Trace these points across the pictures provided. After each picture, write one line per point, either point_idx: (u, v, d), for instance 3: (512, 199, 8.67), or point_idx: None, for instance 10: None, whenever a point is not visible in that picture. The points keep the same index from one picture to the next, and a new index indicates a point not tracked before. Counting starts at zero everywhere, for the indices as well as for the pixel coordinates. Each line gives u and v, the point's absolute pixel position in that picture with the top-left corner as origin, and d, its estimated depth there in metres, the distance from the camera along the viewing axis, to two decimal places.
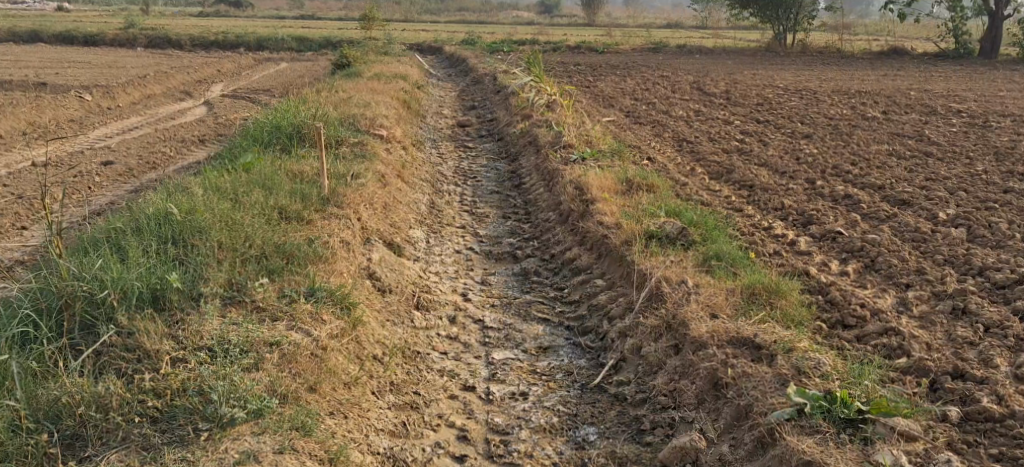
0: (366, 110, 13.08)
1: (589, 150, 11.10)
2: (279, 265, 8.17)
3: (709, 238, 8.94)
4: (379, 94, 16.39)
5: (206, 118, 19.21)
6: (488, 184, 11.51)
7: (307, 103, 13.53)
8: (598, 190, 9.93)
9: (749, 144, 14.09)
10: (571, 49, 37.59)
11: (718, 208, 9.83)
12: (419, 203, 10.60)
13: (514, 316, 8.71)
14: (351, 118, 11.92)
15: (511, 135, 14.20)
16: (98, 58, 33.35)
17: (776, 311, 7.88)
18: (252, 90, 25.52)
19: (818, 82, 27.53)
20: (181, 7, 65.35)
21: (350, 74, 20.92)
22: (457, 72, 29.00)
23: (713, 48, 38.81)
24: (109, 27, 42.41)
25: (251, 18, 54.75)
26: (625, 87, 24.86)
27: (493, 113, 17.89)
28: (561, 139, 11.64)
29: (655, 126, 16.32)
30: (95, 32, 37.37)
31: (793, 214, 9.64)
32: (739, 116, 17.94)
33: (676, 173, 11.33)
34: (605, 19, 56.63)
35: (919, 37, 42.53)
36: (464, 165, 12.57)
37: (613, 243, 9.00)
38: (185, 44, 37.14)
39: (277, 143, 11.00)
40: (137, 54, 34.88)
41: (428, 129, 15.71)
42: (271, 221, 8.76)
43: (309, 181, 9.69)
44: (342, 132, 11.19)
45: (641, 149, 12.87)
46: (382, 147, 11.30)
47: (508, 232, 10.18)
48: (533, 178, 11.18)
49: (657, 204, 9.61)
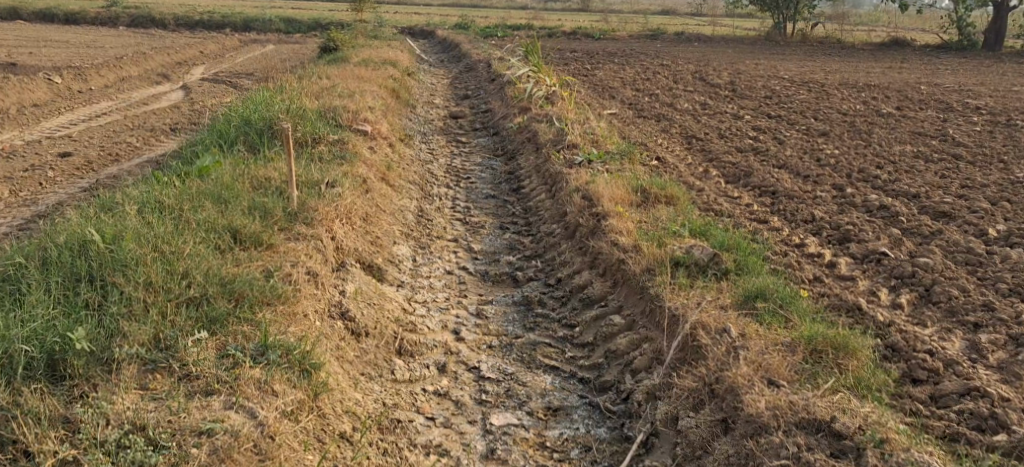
0: (347, 100, 12.01)
1: (596, 152, 10.09)
2: (222, 313, 7.01)
3: (743, 265, 7.93)
4: (365, 83, 15.33)
5: (182, 104, 18.10)
6: (484, 186, 10.49)
7: (285, 92, 12.46)
8: (610, 202, 8.89)
9: (762, 142, 13.05)
10: (567, 36, 36.48)
11: (741, 220, 8.82)
12: (406, 211, 9.61)
13: (516, 362, 7.68)
14: (330, 110, 10.82)
15: (507, 129, 13.17)
16: (77, 37, 32.09)
17: (831, 361, 6.93)
18: (235, 74, 24.41)
19: (823, 73, 26.50)
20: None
21: (336, 60, 19.80)
22: (449, 58, 27.89)
23: (712, 36, 37.77)
24: (92, 5, 41.07)
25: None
26: (623, 76, 23.78)
27: (486, 104, 16.84)
28: (563, 137, 10.63)
29: (660, 120, 15.28)
30: (77, 10, 36.10)
31: (827, 228, 8.66)
32: (747, 110, 16.89)
33: (688, 174, 10.36)
34: (600, 5, 55.49)
35: (919, 28, 41.48)
36: (456, 162, 11.54)
37: (633, 273, 7.97)
38: (169, 24, 35.88)
39: (244, 141, 9.89)
40: (119, 34, 33.68)
41: (417, 121, 14.66)
42: (221, 251, 7.62)
43: (272, 192, 8.60)
44: (315, 129, 10.04)
45: (649, 148, 11.86)
46: (361, 144, 10.21)
47: (507, 247, 9.18)
48: (534, 182, 10.16)
49: (679, 221, 8.62)
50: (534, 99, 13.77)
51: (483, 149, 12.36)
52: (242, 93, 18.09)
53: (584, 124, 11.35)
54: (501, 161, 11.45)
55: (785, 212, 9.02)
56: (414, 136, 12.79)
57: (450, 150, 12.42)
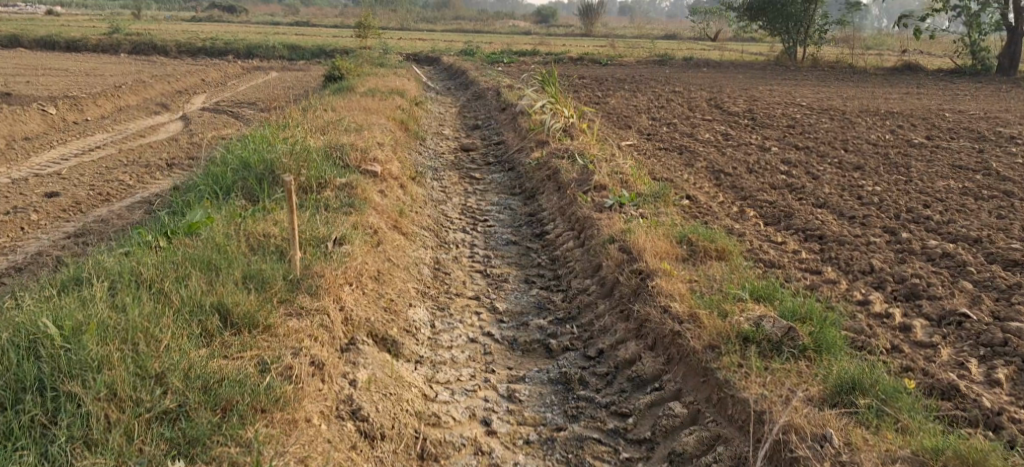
0: (352, 135, 11.26)
1: (627, 194, 9.45)
2: (204, 431, 6.25)
3: (814, 332, 7.18)
4: (372, 115, 14.56)
5: (180, 136, 17.33)
6: (502, 230, 9.80)
7: (288, 126, 11.71)
8: (653, 258, 8.18)
9: (796, 177, 12.26)
10: (574, 61, 35.77)
11: (793, 272, 8.14)
12: (421, 264, 8.87)
13: (562, 463, 6.83)
14: (335, 147, 10.09)
15: (524, 163, 12.39)
16: (75, 65, 31.41)
17: (930, 456, 6.20)
18: (236, 103, 23.66)
19: (842, 99, 25.75)
20: (175, 12, 63.86)
21: (340, 90, 19.05)
22: (456, 85, 27.17)
23: (722, 60, 37.07)
24: (93, 32, 40.50)
25: (244, 24, 52.98)
26: (636, 103, 23.02)
27: (498, 135, 16.08)
28: (589, 177, 9.97)
29: (684, 153, 14.51)
30: (78, 37, 35.49)
31: (891, 282, 7.95)
32: (771, 141, 16.10)
33: (727, 215, 9.73)
34: (605, 30, 54.88)
35: (931, 53, 40.60)
36: (470, 201, 10.75)
37: (692, 351, 7.19)
38: (171, 51, 35.22)
39: (241, 189, 9.10)
40: (120, 61, 33.02)
41: (427, 155, 13.88)
42: (208, 338, 6.90)
43: (272, 256, 7.86)
44: (320, 174, 9.30)
45: (680, 187, 11.12)
46: (372, 189, 9.46)
47: (535, 307, 8.43)
48: (559, 230, 9.47)
49: (733, 277, 7.90)
50: (551, 132, 13.00)
51: (498, 186, 11.62)
52: (244, 125, 17.33)
53: (609, 162, 10.64)
54: (519, 199, 10.76)
55: (839, 261, 8.36)
56: (422, 171, 11.99)
57: (462, 186, 11.65)
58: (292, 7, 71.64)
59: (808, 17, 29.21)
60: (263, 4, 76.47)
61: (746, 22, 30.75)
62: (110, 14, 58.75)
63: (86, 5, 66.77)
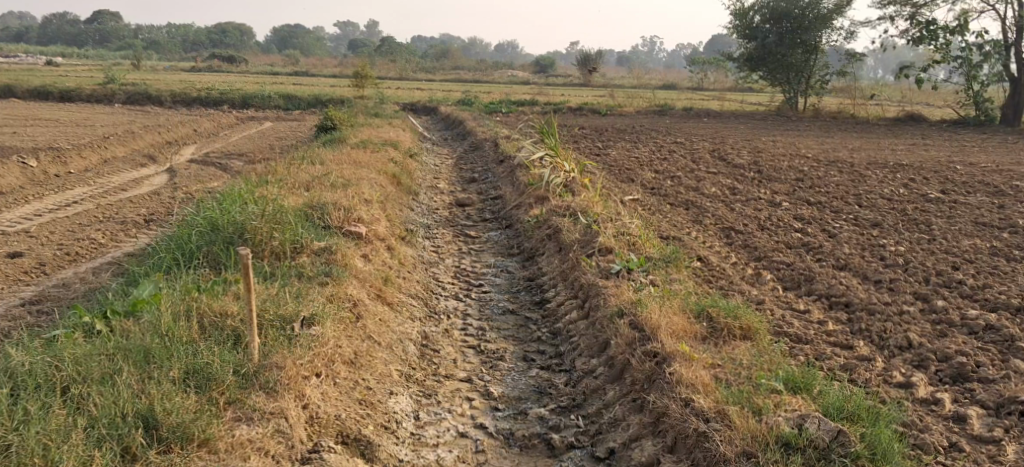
0: (337, 192, 10.58)
1: (635, 259, 8.92)
2: None
3: (866, 434, 6.67)
4: (363, 168, 13.94)
5: (164, 189, 16.65)
6: (499, 296, 9.28)
7: (272, 183, 11.07)
8: (669, 337, 7.63)
9: (811, 235, 11.54)
10: (573, 111, 35.24)
11: (829, 352, 7.62)
12: (407, 342, 8.39)
13: None
14: (311, 205, 9.61)
15: (521, 221, 11.68)
16: (66, 115, 30.81)
17: None
18: (226, 155, 23.01)
19: (847, 151, 25.20)
20: (175, 63, 63.56)
21: (332, 142, 18.41)
22: (453, 136, 26.58)
23: (722, 111, 36.55)
24: (87, 82, 39.97)
25: (243, 74, 52.55)
26: (637, 154, 22.42)
27: (495, 189, 15.44)
28: (593, 239, 9.42)
29: (690, 208, 13.80)
30: (72, 87, 34.95)
31: (937, 363, 7.46)
32: (780, 195, 15.39)
33: (743, 279, 9.11)
34: (603, 80, 54.47)
35: (933, 103, 40.11)
36: (463, 261, 10.17)
37: (723, 456, 6.67)
38: (166, 101, 34.69)
39: (205, 257, 8.53)
40: (113, 111, 32.44)
41: (420, 210, 13.18)
42: (129, 457, 6.58)
43: (225, 342, 7.47)
44: (293, 240, 8.83)
45: (691, 248, 10.36)
46: (354, 256, 8.97)
47: (534, 392, 7.92)
48: (560, 299, 8.93)
49: (761, 363, 7.38)
50: (552, 187, 12.25)
51: (497, 243, 11.01)
52: (231, 177, 16.63)
53: (615, 221, 9.97)
54: (517, 257, 10.22)
55: (873, 336, 7.84)
56: (411, 229, 11.24)
57: (457, 245, 10.98)
58: (291, 56, 71.35)
59: (808, 67, 28.71)
60: (263, 54, 76.19)
61: (746, 72, 30.24)
62: (108, 64, 58.31)
63: (84, 55, 66.49)
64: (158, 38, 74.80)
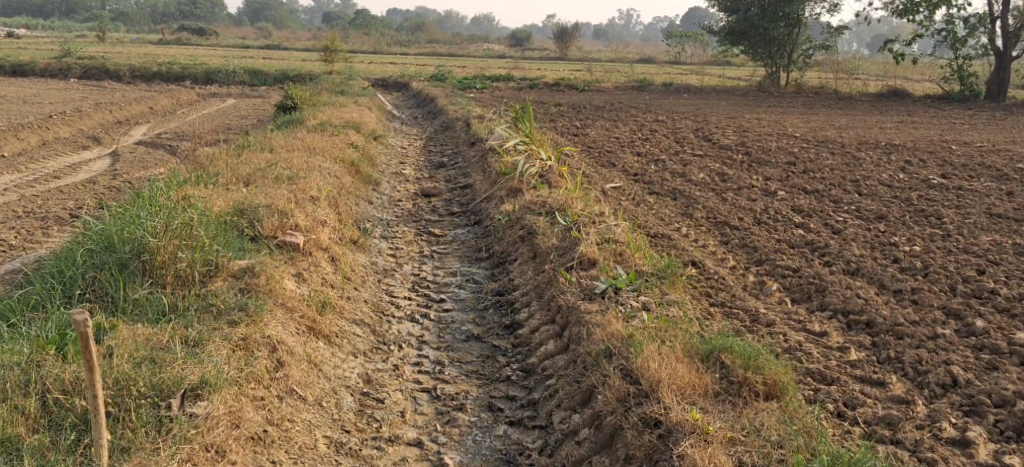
0: (277, 193, 9.31)
1: (624, 275, 7.99)
2: None
3: None
4: (316, 155, 12.66)
5: (102, 177, 15.27)
6: (462, 319, 8.35)
7: (208, 179, 9.77)
8: (674, 399, 6.61)
9: (813, 232, 10.41)
10: (549, 86, 33.88)
11: (870, 412, 6.63)
12: (342, 396, 7.37)
13: None
14: (240, 211, 8.69)
15: (491, 217, 10.46)
16: (16, 91, 29.16)
17: None
18: (178, 136, 21.56)
19: (834, 129, 24.08)
20: (142, 35, 61.56)
21: (289, 124, 17.02)
22: (424, 114, 25.21)
23: (702, 86, 35.32)
24: (42, 56, 38.08)
25: (211, 47, 50.67)
26: (616, 134, 21.18)
27: (466, 177, 14.19)
28: (573, 252, 8.42)
29: (678, 200, 12.62)
30: (26, 61, 33.26)
31: (997, 414, 6.54)
32: (772, 182, 14.19)
33: (745, 291, 8.02)
34: (578, 53, 52.97)
35: (916, 76, 38.96)
36: (423, 269, 9.20)
37: None
38: (124, 75, 32.95)
39: (90, 287, 7.38)
40: (67, 87, 30.81)
41: (379, 203, 11.89)
42: None
43: (67, 434, 6.47)
44: (206, 259, 7.73)
45: (687, 252, 9.13)
46: (285, 281, 8.01)
47: (499, 458, 6.91)
48: (534, 325, 7.98)
49: (793, 439, 6.34)
50: (525, 178, 10.99)
51: (466, 241, 9.93)
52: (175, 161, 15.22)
53: (600, 227, 8.86)
54: (486, 262, 9.27)
55: (908, 372, 6.95)
56: (365, 231, 9.97)
57: (417, 245, 9.88)
58: (262, 28, 69.23)
59: (790, 41, 27.50)
60: (235, 26, 73.95)
61: (727, 46, 28.97)
62: (71, 36, 56.19)
63: (49, 27, 64.39)
64: (125, 10, 72.44)
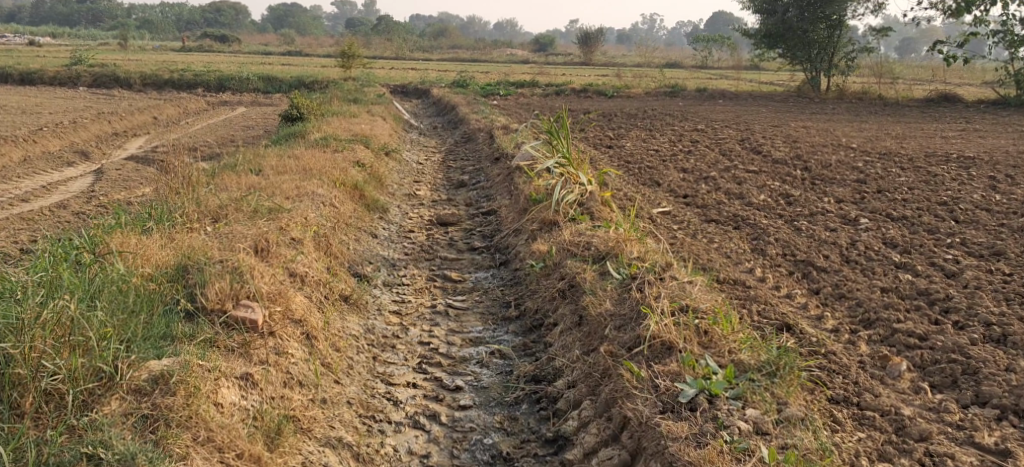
0: (241, 241, 7.46)
1: (720, 373, 6.17)
2: None
3: None
4: (311, 177, 10.75)
5: (72, 201, 13.33)
6: (478, 429, 6.51)
7: (163, 214, 7.88)
8: None
9: (919, 275, 8.41)
10: (576, 93, 31.85)
11: None
12: None
13: None
14: (176, 274, 6.84)
15: (521, 258, 8.52)
16: (19, 101, 27.45)
17: None
18: (177, 149, 19.66)
19: (892, 139, 21.94)
20: (165, 43, 60.01)
21: (289, 139, 15.10)
22: (444, 124, 23.25)
23: (738, 92, 33.13)
24: (53, 65, 36.46)
25: (233, 55, 49.00)
26: (654, 147, 19.13)
27: (490, 201, 12.21)
28: (641, 332, 6.59)
29: (741, 229, 10.59)
30: (33, 69, 31.56)
31: None
32: (847, 205, 12.05)
33: (874, 391, 6.21)
34: (603, 58, 50.82)
35: (963, 80, 36.58)
36: (434, 338, 7.38)
37: None
38: (135, 84, 31.21)
39: None
40: (72, 95, 29.07)
41: (385, 236, 9.93)
42: None
43: None
44: (96, 366, 5.86)
45: (775, 311, 7.20)
46: (220, 390, 6.17)
47: None
48: (590, 446, 6.17)
49: None
50: (561, 208, 9.02)
51: (489, 290, 8.08)
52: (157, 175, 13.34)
53: (669, 286, 6.97)
54: (515, 326, 7.49)
55: None
56: (365, 281, 8.12)
57: (425, 297, 8.04)
58: (286, 35, 67.56)
59: (831, 45, 25.08)
60: (259, 35, 72.34)
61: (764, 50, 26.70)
62: (95, 44, 54.83)
63: (75, 35, 62.95)
64: (150, 16, 71.09)
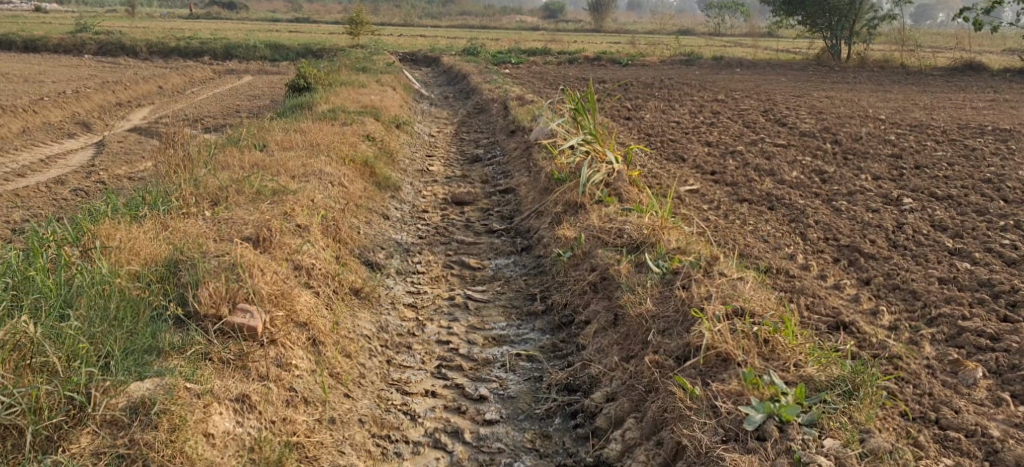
0: (241, 233, 6.93)
1: (791, 395, 5.67)
2: None
3: None
4: (319, 153, 10.18)
5: (70, 177, 12.75)
6: (502, 447, 6.02)
7: (159, 198, 7.34)
8: None
9: (976, 263, 7.83)
10: (589, 61, 31.04)
11: None
12: None
13: None
14: (168, 272, 6.34)
15: (544, 243, 7.95)
16: (22, 69, 26.83)
17: None
18: (181, 121, 19.02)
19: (919, 109, 21.16)
20: (172, 9, 59.09)
21: (296, 110, 14.46)
22: (456, 94, 22.54)
23: (755, 60, 32.26)
24: (58, 32, 35.72)
25: (240, 22, 48.16)
26: (674, 118, 18.41)
27: (507, 178, 11.61)
28: (693, 340, 6.09)
29: (777, 209, 9.95)
30: (37, 36, 30.88)
31: None
32: (885, 182, 11.41)
33: (953, 406, 5.78)
34: (615, 25, 49.79)
35: (986, 47, 35.56)
36: (451, 338, 6.86)
37: None
38: (141, 52, 30.51)
39: None
40: (77, 63, 28.42)
41: (397, 217, 9.31)
42: None
43: None
44: (66, 394, 5.41)
45: (828, 308, 6.61)
46: (210, 419, 5.61)
47: None
48: None
49: None
50: (586, 189, 8.43)
51: (512, 281, 7.56)
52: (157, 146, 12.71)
53: (717, 286, 6.44)
54: (542, 323, 7.00)
55: None
56: (377, 270, 7.55)
57: (442, 288, 7.49)
58: (293, 2, 66.59)
59: (852, 12, 23.96)
60: (267, 1, 71.26)
61: (782, 18, 25.66)
62: (102, 11, 53.98)
63: (82, 1, 62.02)
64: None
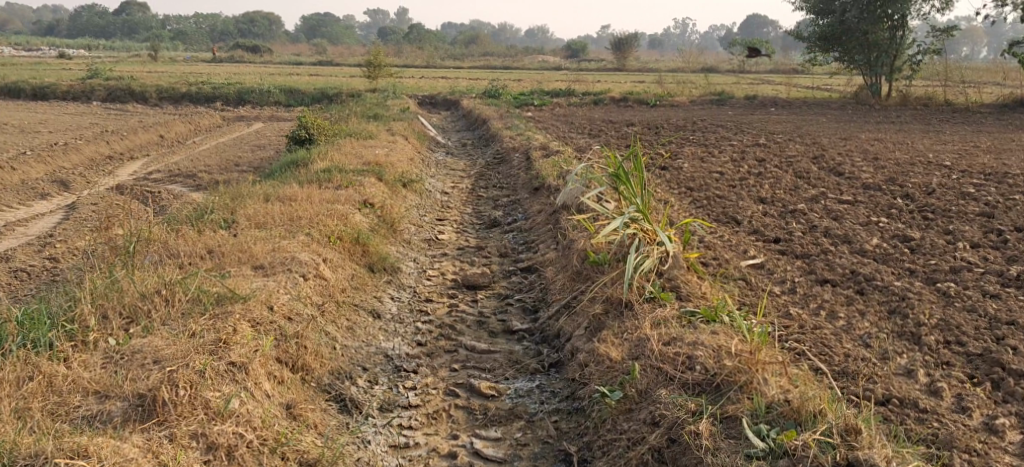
0: (134, 390, 5.46)
1: None
2: None
3: None
4: (294, 226, 8.43)
5: (20, 248, 10.86)
6: None
7: (37, 320, 5.80)
8: None
9: None
10: (616, 103, 29.12)
11: None
12: None
13: None
14: None
15: (575, 368, 6.29)
16: (21, 118, 25.22)
17: None
18: (171, 175, 17.14)
19: (985, 152, 19.01)
20: (196, 54, 57.89)
21: (287, 168, 12.63)
22: (475, 140, 20.65)
23: (790, 99, 30.11)
24: (69, 78, 34.19)
25: (263, 66, 46.61)
26: (716, 168, 16.47)
27: (530, 250, 9.62)
28: None
29: (871, 295, 7.89)
30: (45, 84, 29.34)
31: None
32: (992, 254, 9.42)
33: None
34: (639, 63, 47.73)
35: None
36: None
37: None
38: (151, 98, 28.86)
39: None
40: (81, 111, 26.82)
41: (391, 311, 7.27)
42: None
43: None
44: None
45: None
46: None
47: None
48: None
49: None
50: (635, 281, 6.59)
51: (537, 424, 6.01)
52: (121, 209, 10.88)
53: None
54: None
55: None
56: (354, 411, 6.03)
57: (441, 435, 5.94)
58: (317, 45, 65.25)
59: (895, 46, 20.15)
60: (290, 44, 69.92)
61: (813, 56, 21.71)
62: (124, 56, 52.67)
63: (108, 48, 60.99)
64: (184, 28, 69.21)
